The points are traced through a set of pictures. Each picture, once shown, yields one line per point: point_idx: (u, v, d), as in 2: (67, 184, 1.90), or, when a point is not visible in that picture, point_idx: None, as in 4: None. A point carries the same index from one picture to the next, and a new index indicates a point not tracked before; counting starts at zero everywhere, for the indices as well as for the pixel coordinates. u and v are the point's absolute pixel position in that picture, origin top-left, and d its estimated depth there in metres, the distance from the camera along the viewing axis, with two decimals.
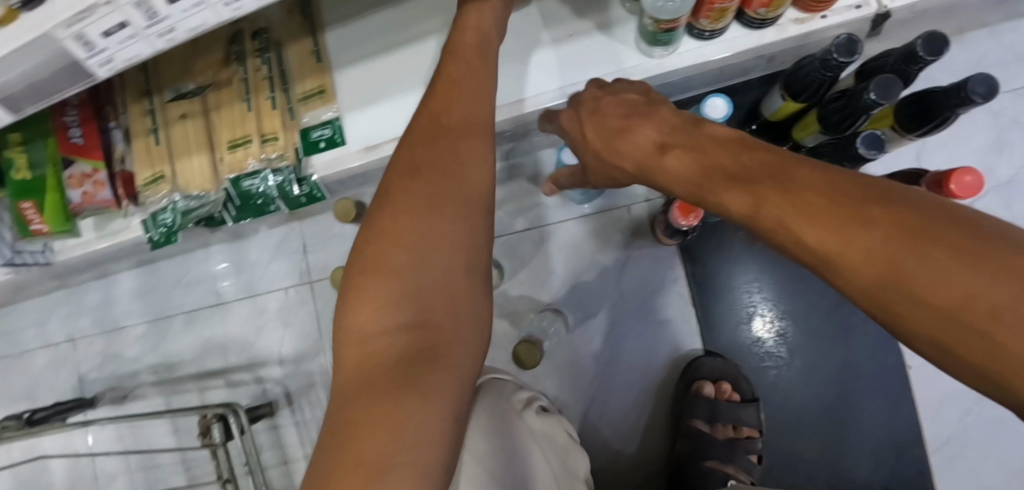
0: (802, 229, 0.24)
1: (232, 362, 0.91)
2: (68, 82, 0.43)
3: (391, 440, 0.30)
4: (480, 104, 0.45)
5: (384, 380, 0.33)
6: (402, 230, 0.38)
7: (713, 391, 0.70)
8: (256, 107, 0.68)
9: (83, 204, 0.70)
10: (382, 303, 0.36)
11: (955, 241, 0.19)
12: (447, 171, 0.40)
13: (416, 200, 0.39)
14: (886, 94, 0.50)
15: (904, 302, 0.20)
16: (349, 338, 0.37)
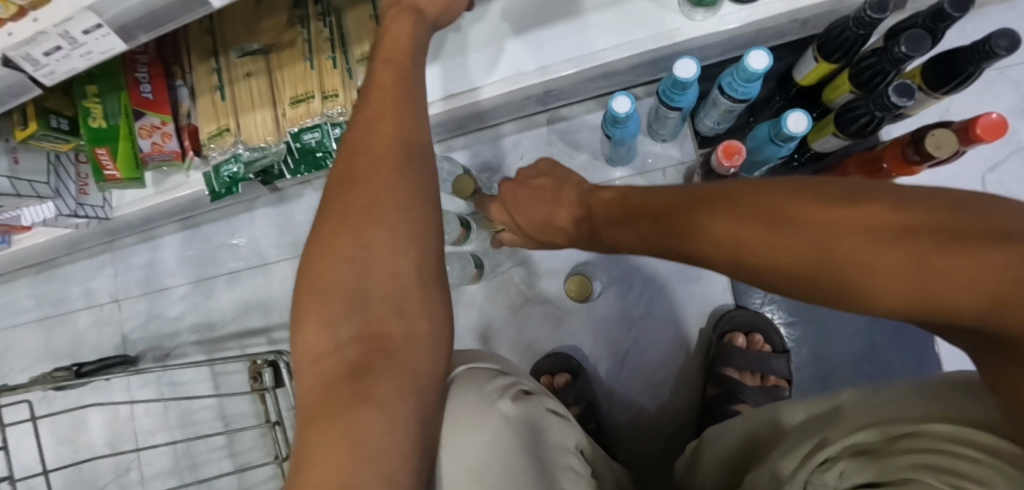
0: (788, 246, 0.24)
1: (275, 321, 0.95)
2: (181, 12, 0.47)
3: (349, 458, 0.28)
4: (416, 111, 0.44)
5: (339, 395, 0.32)
6: (338, 246, 0.37)
7: (745, 342, 0.74)
8: (318, 67, 0.73)
9: (150, 153, 0.74)
10: (330, 321, 0.35)
11: (955, 234, 0.19)
12: (383, 179, 0.39)
13: (353, 213, 0.38)
14: (915, 48, 0.55)
15: (918, 298, 0.20)
16: (302, 365, 0.35)
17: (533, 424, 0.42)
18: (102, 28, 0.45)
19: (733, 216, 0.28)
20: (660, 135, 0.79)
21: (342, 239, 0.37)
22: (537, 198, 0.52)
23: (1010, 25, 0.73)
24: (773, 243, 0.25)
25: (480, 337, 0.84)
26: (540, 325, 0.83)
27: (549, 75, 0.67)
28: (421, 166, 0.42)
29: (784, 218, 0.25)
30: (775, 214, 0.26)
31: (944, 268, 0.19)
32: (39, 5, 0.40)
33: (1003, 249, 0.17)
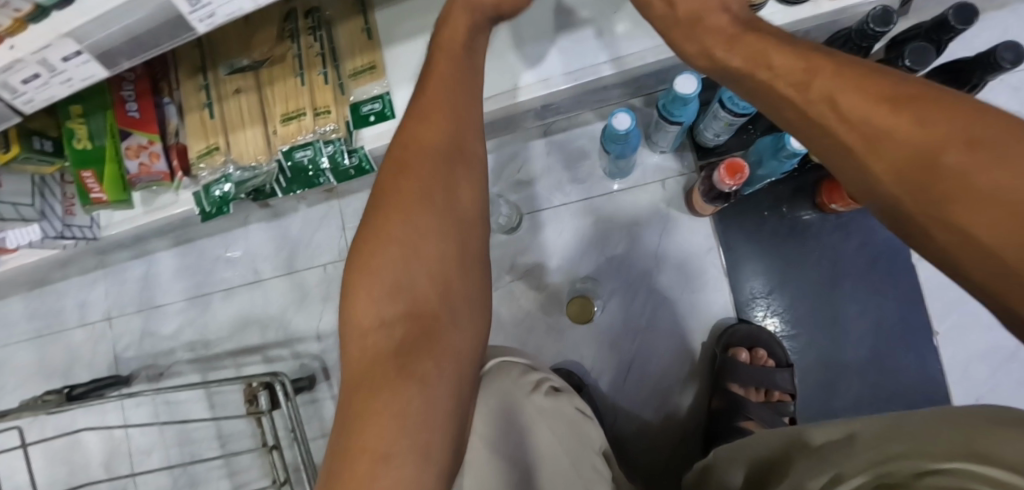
0: (852, 107, 0.26)
1: (270, 338, 0.92)
2: (168, 35, 0.45)
3: (391, 430, 0.31)
4: (463, 94, 0.42)
5: (384, 371, 0.34)
6: (385, 228, 0.37)
7: (748, 358, 0.72)
8: (308, 82, 0.72)
9: (138, 175, 0.73)
10: (376, 300, 0.36)
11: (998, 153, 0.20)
12: (435, 159, 0.39)
13: (405, 191, 0.38)
14: (919, 61, 0.54)
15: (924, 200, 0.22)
16: (348, 340, 0.37)
17: (562, 418, 0.43)
18: (82, 55, 0.44)
19: (817, 61, 0.30)
20: (659, 146, 0.77)
21: (391, 219, 0.37)
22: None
23: (1012, 32, 0.72)
24: (853, 104, 0.26)
25: None
26: (542, 339, 0.81)
27: (549, 89, 0.66)
28: (471, 151, 0.41)
29: (874, 93, 0.26)
30: (867, 79, 0.27)
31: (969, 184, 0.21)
32: (16, 32, 0.38)
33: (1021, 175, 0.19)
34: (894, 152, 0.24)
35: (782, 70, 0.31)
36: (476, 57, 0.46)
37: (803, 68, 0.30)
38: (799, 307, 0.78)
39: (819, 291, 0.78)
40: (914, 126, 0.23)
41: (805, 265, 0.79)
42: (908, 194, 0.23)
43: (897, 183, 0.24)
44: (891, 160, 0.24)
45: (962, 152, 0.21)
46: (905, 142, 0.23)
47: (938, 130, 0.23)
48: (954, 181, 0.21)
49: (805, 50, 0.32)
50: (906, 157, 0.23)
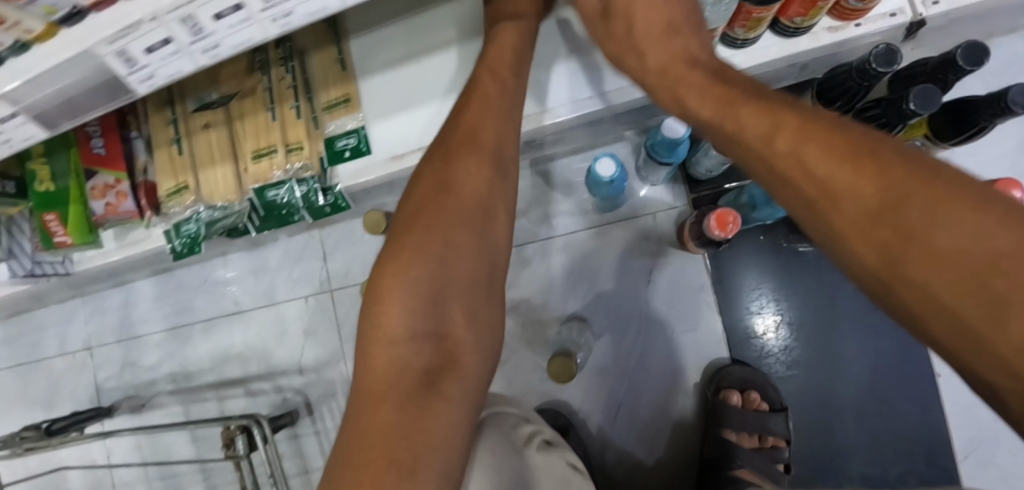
0: (818, 165, 0.27)
1: (252, 371, 0.90)
2: (110, 92, 0.42)
3: (416, 446, 0.34)
4: (509, 137, 0.50)
5: (410, 385, 0.38)
6: (420, 245, 0.42)
7: (740, 401, 0.70)
8: (280, 117, 0.68)
9: (105, 215, 0.69)
10: (403, 310, 0.40)
11: (967, 209, 0.21)
12: (475, 189, 0.46)
13: (444, 214, 0.44)
14: (925, 105, 0.50)
15: (901, 262, 0.22)
16: (371, 343, 0.40)
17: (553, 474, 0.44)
18: (17, 118, 0.40)
19: (777, 109, 0.31)
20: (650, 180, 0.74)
21: (432, 237, 0.43)
22: (655, 53, 0.43)
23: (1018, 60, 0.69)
24: (814, 157, 0.27)
25: None
26: (529, 376, 0.79)
27: (532, 126, 0.62)
28: (506, 187, 0.49)
29: (836, 149, 0.26)
30: (826, 131, 0.27)
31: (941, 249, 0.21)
32: None
33: (996, 235, 0.19)
34: (863, 211, 0.24)
35: (747, 116, 0.32)
36: (513, 90, 0.52)
37: (768, 122, 0.30)
38: (797, 346, 0.75)
39: (818, 329, 0.75)
40: (873, 181, 0.24)
41: (802, 303, 0.75)
42: (883, 256, 0.23)
43: (863, 237, 0.24)
44: (863, 220, 0.24)
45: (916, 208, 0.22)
46: (873, 203, 0.24)
47: (901, 190, 0.23)
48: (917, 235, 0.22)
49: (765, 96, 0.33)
50: (876, 217, 0.24)
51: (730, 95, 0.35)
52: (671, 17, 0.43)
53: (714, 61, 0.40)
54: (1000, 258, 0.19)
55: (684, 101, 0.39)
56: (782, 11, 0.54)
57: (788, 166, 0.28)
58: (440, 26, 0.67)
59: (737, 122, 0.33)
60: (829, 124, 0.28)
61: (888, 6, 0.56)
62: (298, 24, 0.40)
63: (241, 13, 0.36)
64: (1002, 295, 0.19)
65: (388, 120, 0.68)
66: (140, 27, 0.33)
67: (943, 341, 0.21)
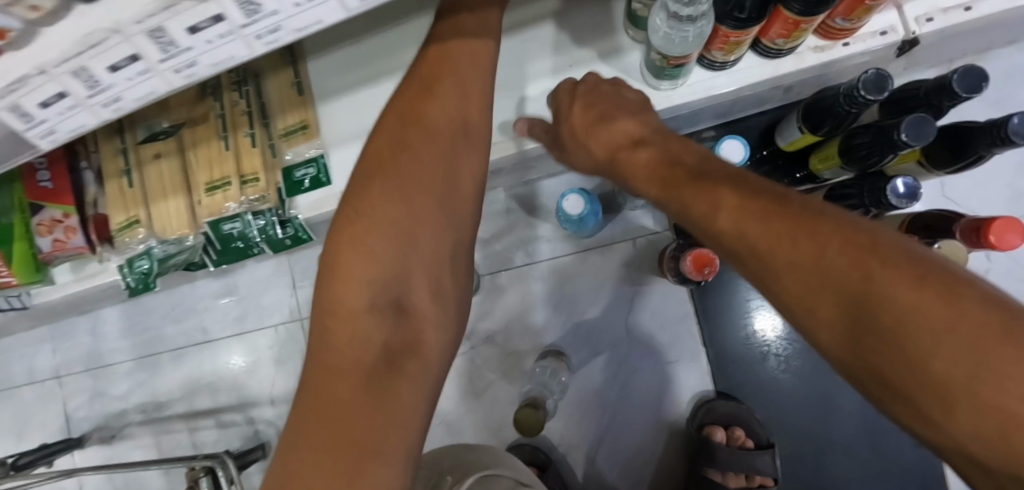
0: (762, 244, 0.29)
1: (223, 402, 0.88)
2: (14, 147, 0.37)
3: (376, 429, 0.32)
4: (476, 90, 0.43)
5: (369, 367, 0.35)
6: (380, 211, 0.39)
7: (724, 438, 0.66)
8: (234, 146, 0.64)
9: (54, 251, 0.67)
10: (362, 284, 0.37)
11: (903, 276, 0.23)
12: (441, 150, 0.41)
13: (404, 176, 0.40)
14: (917, 134, 0.46)
15: (866, 338, 0.24)
16: (326, 322, 0.37)
17: None
18: None
19: (714, 184, 0.33)
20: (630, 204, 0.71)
21: (392, 200, 0.39)
22: (582, 112, 0.46)
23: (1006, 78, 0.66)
24: (761, 236, 0.29)
25: (441, 424, 0.76)
26: (505, 410, 0.75)
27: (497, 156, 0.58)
28: (475, 143, 0.43)
29: (775, 225, 0.29)
30: (761, 205, 0.30)
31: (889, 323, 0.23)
32: None
33: (930, 302, 0.22)
34: (817, 294, 0.26)
35: (693, 192, 0.34)
36: (490, 38, 0.45)
37: (708, 199, 0.33)
38: (790, 377, 0.71)
39: (810, 359, 0.71)
40: (818, 256, 0.26)
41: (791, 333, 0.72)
42: (842, 336, 0.25)
43: (826, 311, 0.26)
44: (829, 305, 0.26)
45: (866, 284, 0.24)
46: (824, 282, 0.26)
47: (840, 264, 0.25)
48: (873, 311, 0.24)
49: (699, 165, 0.36)
50: (830, 297, 0.26)
51: (674, 173, 0.36)
52: (609, 91, 0.47)
53: (653, 134, 0.41)
54: (959, 341, 0.21)
55: (623, 172, 0.41)
56: (763, 31, 0.50)
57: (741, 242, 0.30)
58: (401, 47, 0.63)
59: (678, 198, 0.35)
60: (762, 194, 0.31)
61: (879, 23, 0.52)
62: (205, 73, 0.35)
63: (138, 63, 0.31)
64: (961, 374, 0.20)
65: (349, 148, 0.65)
66: (27, 80, 0.28)
67: (905, 413, 0.23)
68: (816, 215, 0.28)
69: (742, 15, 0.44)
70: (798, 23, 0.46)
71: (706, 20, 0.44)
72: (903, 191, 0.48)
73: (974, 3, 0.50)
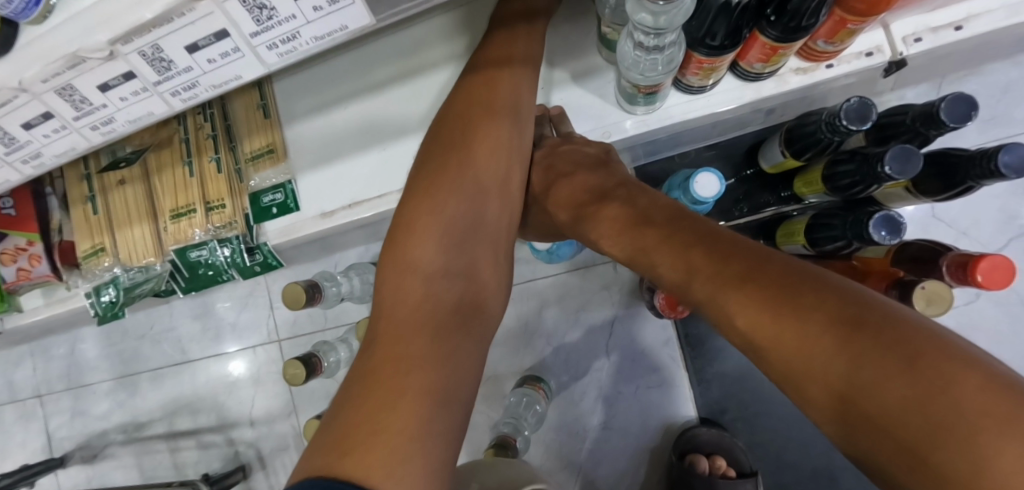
0: (742, 314, 0.30)
1: (202, 423, 0.87)
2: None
3: (436, 373, 0.36)
4: (527, 95, 0.50)
5: (438, 316, 0.41)
6: (450, 185, 0.47)
7: (708, 466, 0.64)
8: (199, 172, 0.62)
9: (19, 281, 0.65)
10: (436, 242, 0.45)
11: (885, 342, 0.24)
12: (494, 134, 0.49)
13: (469, 149, 0.48)
14: (903, 168, 0.44)
15: (858, 413, 0.23)
16: (398, 274, 0.44)
17: None
18: None
19: (690, 248, 0.36)
20: None
21: (458, 169, 0.48)
22: (540, 172, 0.55)
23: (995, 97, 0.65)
24: (737, 302, 0.30)
25: None
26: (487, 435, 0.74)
27: None
28: (524, 138, 0.51)
29: (755, 292, 0.30)
30: (740, 267, 0.32)
31: (879, 392, 0.23)
32: None
33: (914, 371, 0.22)
34: (802, 368, 0.26)
35: (673, 259, 0.37)
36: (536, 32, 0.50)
37: (684, 269, 0.36)
38: (776, 404, 0.69)
39: None
40: (799, 330, 0.27)
41: None
42: (835, 410, 0.25)
43: (810, 384, 0.26)
44: (819, 382, 0.25)
45: (846, 356, 0.24)
46: (807, 353, 0.26)
47: (820, 331, 0.26)
48: (857, 382, 0.24)
49: (672, 230, 0.39)
50: (814, 368, 0.26)
51: (642, 234, 0.41)
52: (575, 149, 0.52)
53: (614, 186, 0.48)
54: (942, 406, 0.21)
55: (596, 233, 0.46)
56: (741, 55, 0.47)
57: (721, 306, 0.32)
58: (369, 68, 0.61)
59: (658, 265, 0.38)
60: (741, 256, 0.33)
61: (865, 43, 0.49)
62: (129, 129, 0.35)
63: (54, 121, 0.30)
64: (953, 435, 0.20)
65: (317, 174, 0.63)
66: None
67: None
68: (789, 278, 0.29)
69: (715, 42, 0.42)
70: (776, 48, 0.43)
71: (677, 48, 0.42)
72: (886, 229, 0.44)
73: (965, 22, 0.48)
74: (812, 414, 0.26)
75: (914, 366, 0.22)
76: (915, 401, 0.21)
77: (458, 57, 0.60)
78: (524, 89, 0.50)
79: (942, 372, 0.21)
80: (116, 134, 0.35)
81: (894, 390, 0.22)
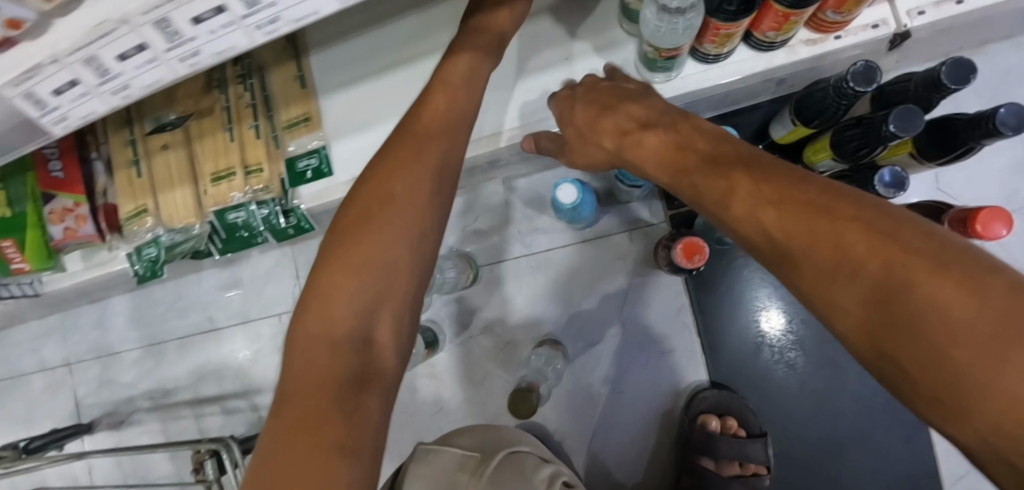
0: (784, 231, 0.30)
1: (227, 389, 0.90)
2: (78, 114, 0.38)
3: (343, 431, 0.30)
4: (461, 128, 0.47)
5: (336, 381, 0.33)
6: (370, 226, 0.39)
7: (718, 426, 0.67)
8: (239, 137, 0.66)
9: (65, 239, 0.68)
10: (351, 292, 0.37)
11: (939, 266, 0.23)
12: (427, 163, 0.43)
13: (398, 180, 0.41)
14: (906, 126, 0.47)
15: (888, 327, 0.24)
16: (302, 335, 0.36)
17: None
18: None
19: (731, 172, 0.35)
20: (624, 197, 0.73)
21: (382, 204, 0.40)
22: (576, 106, 0.52)
23: (994, 76, 0.68)
24: (777, 221, 0.30)
25: (441, 411, 0.79)
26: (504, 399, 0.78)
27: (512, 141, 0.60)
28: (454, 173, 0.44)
29: (801, 212, 0.29)
30: (784, 191, 0.31)
31: (921, 314, 0.23)
32: None
33: (964, 293, 0.22)
34: (841, 278, 0.27)
35: (715, 177, 0.36)
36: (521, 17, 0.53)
37: (723, 187, 0.35)
38: (785, 371, 0.72)
39: (803, 350, 0.72)
40: (830, 245, 0.27)
41: (787, 327, 0.73)
42: (860, 324, 0.26)
43: (841, 298, 0.27)
44: (857, 295, 0.26)
45: (880, 272, 0.25)
46: (852, 265, 0.26)
47: (865, 253, 0.26)
48: (881, 294, 0.25)
49: (718, 153, 0.38)
50: (852, 280, 0.26)
51: (686, 158, 0.40)
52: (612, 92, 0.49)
53: (659, 115, 0.44)
54: (980, 332, 0.21)
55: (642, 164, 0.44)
56: (755, 25, 0.51)
57: (760, 224, 0.32)
58: (401, 42, 0.64)
59: (695, 188, 0.38)
60: (789, 180, 0.32)
61: (871, 16, 0.52)
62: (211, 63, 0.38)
63: (147, 52, 0.33)
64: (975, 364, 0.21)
65: (350, 141, 0.66)
66: (42, 69, 0.30)
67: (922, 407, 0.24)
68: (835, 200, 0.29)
69: (731, 8, 0.45)
70: (788, 15, 0.46)
71: (694, 12, 0.45)
72: (890, 181, 0.48)
73: None
74: (834, 326, 0.28)
75: (948, 278, 0.23)
76: (945, 328, 0.22)
77: (444, 47, 0.64)
78: (464, 115, 0.47)
79: (982, 287, 0.22)
80: (199, 66, 0.38)
81: (931, 315, 0.22)
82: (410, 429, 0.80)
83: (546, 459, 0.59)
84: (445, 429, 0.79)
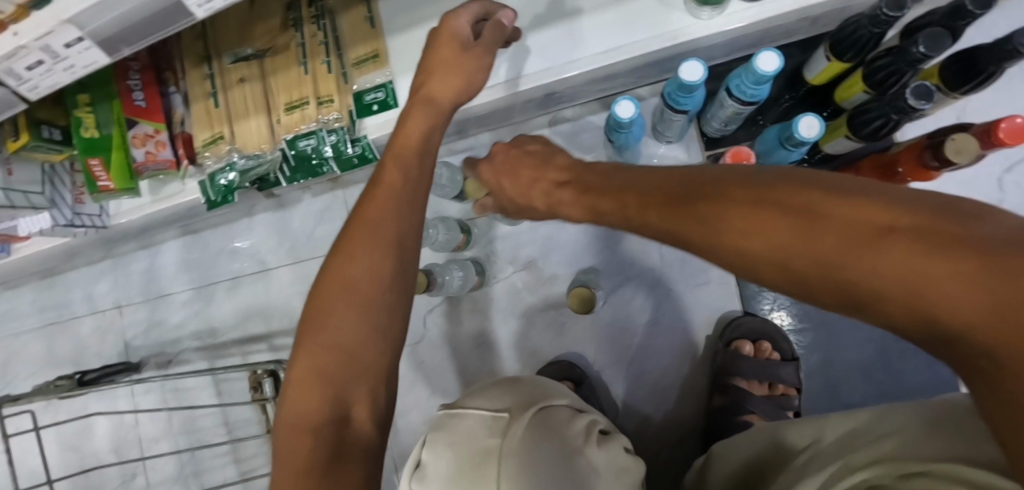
0: (784, 251, 0.26)
1: (275, 327, 0.94)
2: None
3: None
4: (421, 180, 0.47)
5: (315, 461, 0.35)
6: (332, 305, 0.40)
7: (752, 350, 0.73)
8: (312, 71, 0.71)
9: (145, 163, 0.73)
10: (319, 374, 0.38)
11: (958, 256, 0.19)
12: (375, 223, 0.43)
13: (355, 249, 0.42)
14: (933, 48, 0.52)
15: (925, 322, 0.20)
16: (286, 424, 0.38)
17: (596, 470, 0.50)
18: (83, 42, 0.44)
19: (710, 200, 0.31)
20: (665, 137, 0.78)
21: (342, 276, 0.41)
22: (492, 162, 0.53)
23: (1010, 27, 0.74)
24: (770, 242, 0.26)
25: (483, 344, 0.84)
26: (544, 330, 0.82)
27: (568, 73, 0.66)
28: (412, 220, 0.44)
29: (796, 227, 0.25)
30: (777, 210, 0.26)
31: (951, 309, 0.19)
32: (40, 4, 0.37)
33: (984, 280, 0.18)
34: (856, 290, 0.23)
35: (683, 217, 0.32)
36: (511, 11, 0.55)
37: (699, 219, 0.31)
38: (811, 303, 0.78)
39: None
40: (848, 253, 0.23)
41: None
42: (904, 319, 0.21)
43: (870, 303, 0.22)
44: (888, 306, 0.22)
45: (901, 273, 0.21)
46: (863, 272, 0.22)
47: (878, 260, 0.21)
48: (903, 302, 0.21)
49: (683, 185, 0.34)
50: (865, 290, 0.22)
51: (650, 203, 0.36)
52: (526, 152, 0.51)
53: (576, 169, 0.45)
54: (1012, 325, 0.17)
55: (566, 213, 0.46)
56: None
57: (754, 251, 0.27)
58: None
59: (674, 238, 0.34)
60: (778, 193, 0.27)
61: None
62: None
63: None
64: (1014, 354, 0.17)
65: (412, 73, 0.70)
66: None
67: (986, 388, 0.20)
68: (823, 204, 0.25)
69: None
70: None
71: None
72: (916, 94, 0.53)
73: None
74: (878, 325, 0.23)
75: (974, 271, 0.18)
76: (986, 314, 0.18)
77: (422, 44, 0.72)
78: (421, 170, 0.47)
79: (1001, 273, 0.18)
80: None
81: (959, 311, 0.19)
82: (454, 360, 0.85)
83: (580, 407, 0.56)
84: (487, 360, 0.84)
